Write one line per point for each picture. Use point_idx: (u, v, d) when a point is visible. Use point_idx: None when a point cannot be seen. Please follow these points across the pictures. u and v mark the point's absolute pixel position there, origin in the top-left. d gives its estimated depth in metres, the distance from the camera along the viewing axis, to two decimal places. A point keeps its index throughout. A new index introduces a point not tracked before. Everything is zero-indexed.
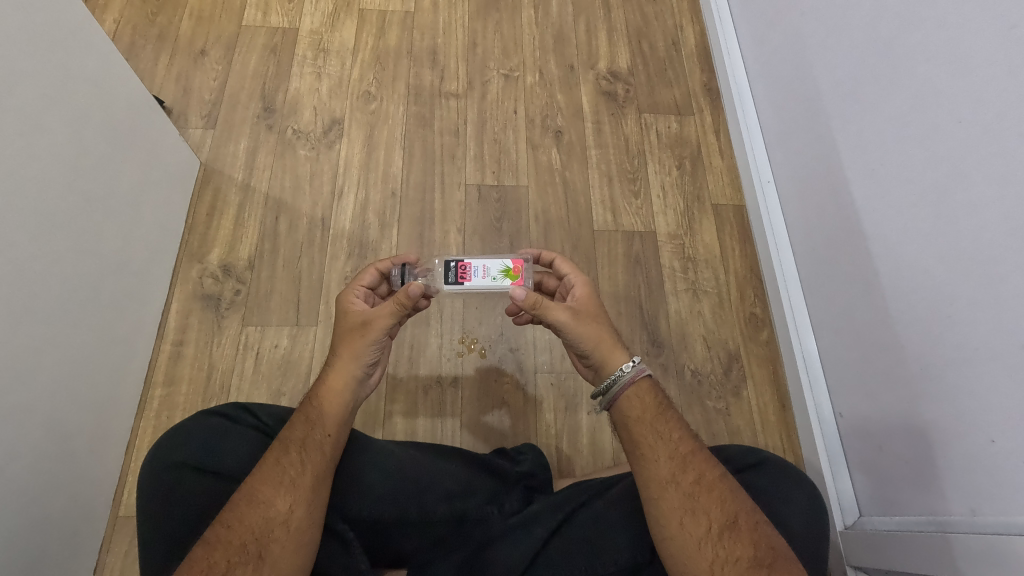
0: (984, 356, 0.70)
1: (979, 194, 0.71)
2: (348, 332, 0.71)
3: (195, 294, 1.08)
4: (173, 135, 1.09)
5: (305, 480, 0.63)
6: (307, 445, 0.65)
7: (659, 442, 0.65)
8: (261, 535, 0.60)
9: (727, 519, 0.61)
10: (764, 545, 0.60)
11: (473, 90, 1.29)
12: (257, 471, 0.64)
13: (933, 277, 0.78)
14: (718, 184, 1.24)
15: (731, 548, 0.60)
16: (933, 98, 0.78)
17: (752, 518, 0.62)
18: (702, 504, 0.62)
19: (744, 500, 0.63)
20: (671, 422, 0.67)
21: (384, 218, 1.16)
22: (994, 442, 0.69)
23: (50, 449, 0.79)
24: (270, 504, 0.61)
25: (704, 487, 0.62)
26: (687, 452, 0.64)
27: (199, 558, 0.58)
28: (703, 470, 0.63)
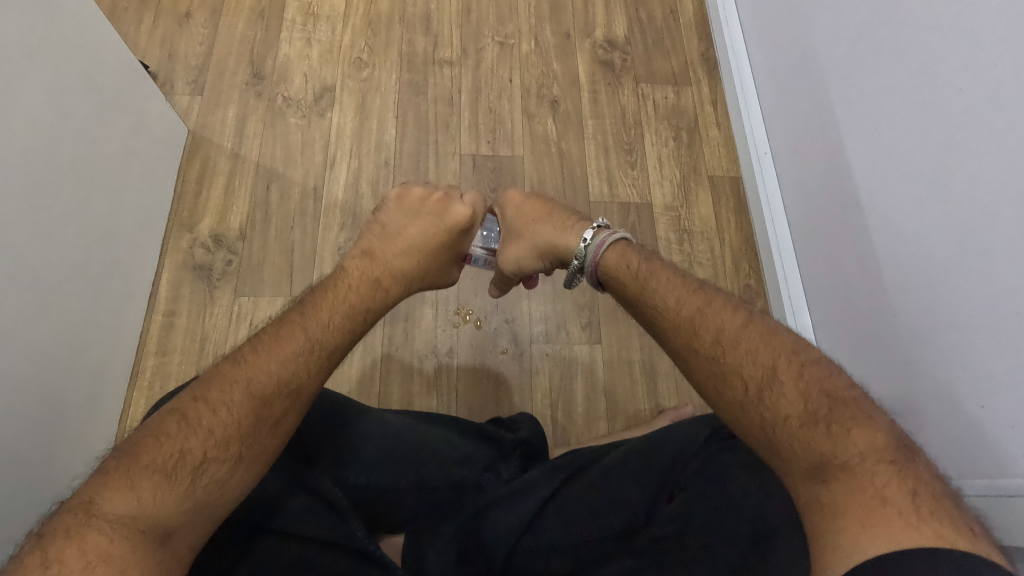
0: (976, 323, 0.71)
1: (981, 161, 0.70)
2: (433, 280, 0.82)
3: (185, 264, 1.06)
4: (159, 102, 1.06)
5: (306, 388, 0.59)
6: (325, 350, 0.61)
7: (671, 305, 0.59)
8: (248, 434, 0.53)
9: (764, 371, 0.51)
10: (817, 389, 0.48)
11: (467, 57, 1.26)
12: (258, 353, 0.57)
13: (929, 244, 0.78)
14: (714, 156, 1.24)
15: (777, 403, 0.49)
16: (933, 64, 0.78)
17: (796, 363, 0.51)
18: (729, 366, 0.53)
19: (784, 342, 0.53)
20: (665, 279, 0.63)
21: (377, 187, 1.14)
22: (983, 408, 0.70)
23: (39, 417, 0.78)
24: (269, 402, 0.55)
25: (727, 345, 0.54)
26: (691, 311, 0.58)
27: (169, 436, 0.50)
28: (719, 325, 0.55)
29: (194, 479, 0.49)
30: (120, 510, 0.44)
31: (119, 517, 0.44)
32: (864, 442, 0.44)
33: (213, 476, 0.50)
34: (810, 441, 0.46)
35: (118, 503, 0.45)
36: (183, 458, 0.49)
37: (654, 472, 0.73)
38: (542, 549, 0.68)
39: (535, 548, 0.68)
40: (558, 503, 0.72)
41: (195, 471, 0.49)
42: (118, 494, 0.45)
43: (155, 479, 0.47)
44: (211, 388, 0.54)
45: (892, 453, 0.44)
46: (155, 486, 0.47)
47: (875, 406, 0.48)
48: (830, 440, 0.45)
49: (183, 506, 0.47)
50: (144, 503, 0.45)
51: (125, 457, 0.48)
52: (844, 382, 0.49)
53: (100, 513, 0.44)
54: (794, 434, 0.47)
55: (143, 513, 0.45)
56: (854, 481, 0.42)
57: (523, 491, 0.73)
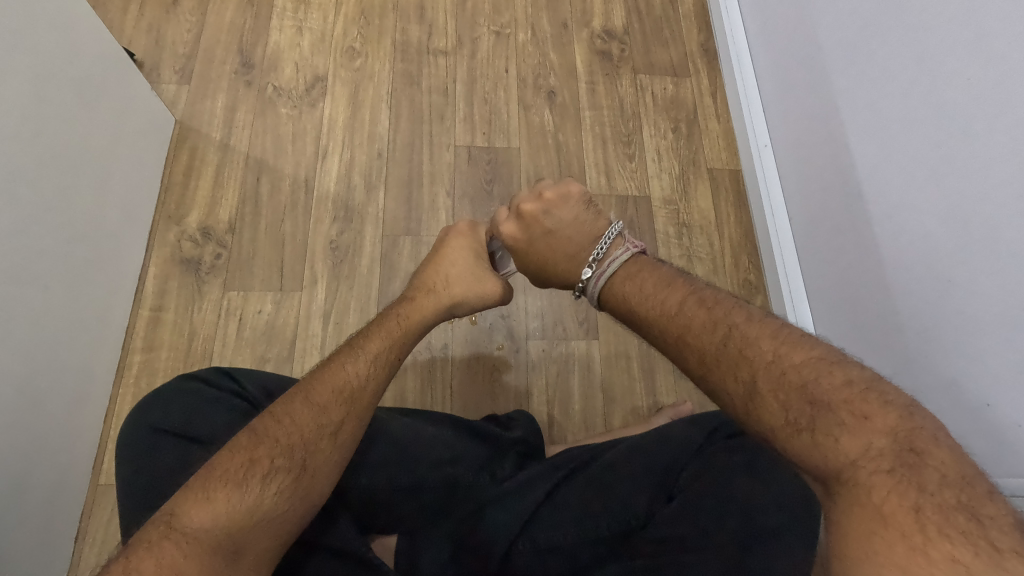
0: (984, 319, 0.69)
1: (989, 154, 0.68)
2: (459, 284, 0.75)
3: (173, 258, 1.04)
4: (145, 91, 1.03)
5: (364, 395, 0.59)
6: (375, 358, 0.63)
7: (658, 338, 0.55)
8: (309, 443, 0.54)
9: (744, 387, 0.45)
10: (797, 394, 0.42)
11: (463, 47, 1.24)
12: (318, 372, 0.60)
13: (936, 239, 0.76)
14: (714, 149, 1.22)
15: (760, 417, 0.43)
16: (944, 51, 0.75)
17: (776, 372, 0.44)
18: (715, 384, 0.48)
19: (764, 349, 0.45)
20: (654, 299, 0.57)
21: (370, 179, 1.12)
22: (990, 406, 0.69)
23: (22, 415, 0.76)
24: (328, 412, 0.56)
25: (709, 365, 0.48)
26: (671, 337, 0.53)
27: (239, 450, 0.52)
28: (698, 346, 0.50)
29: (262, 488, 0.50)
30: (199, 522, 0.46)
31: (199, 529, 0.46)
32: (855, 449, 0.38)
33: (280, 484, 0.51)
34: (801, 456, 0.41)
35: (197, 514, 0.47)
36: (252, 468, 0.51)
37: (657, 471, 0.71)
38: (536, 551, 0.66)
39: (530, 549, 0.66)
40: (555, 503, 0.70)
41: (264, 480, 0.51)
42: (197, 507, 0.47)
43: (228, 489, 0.49)
44: (278, 403, 0.56)
45: (894, 462, 0.37)
46: (228, 495, 0.48)
47: (877, 402, 0.40)
48: (817, 453, 0.40)
49: (252, 516, 0.49)
50: (220, 514, 0.47)
51: (203, 472, 0.50)
52: (835, 381, 0.41)
53: (181, 525, 0.46)
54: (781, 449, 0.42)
55: (219, 525, 0.47)
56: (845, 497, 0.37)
57: (519, 490, 0.72)
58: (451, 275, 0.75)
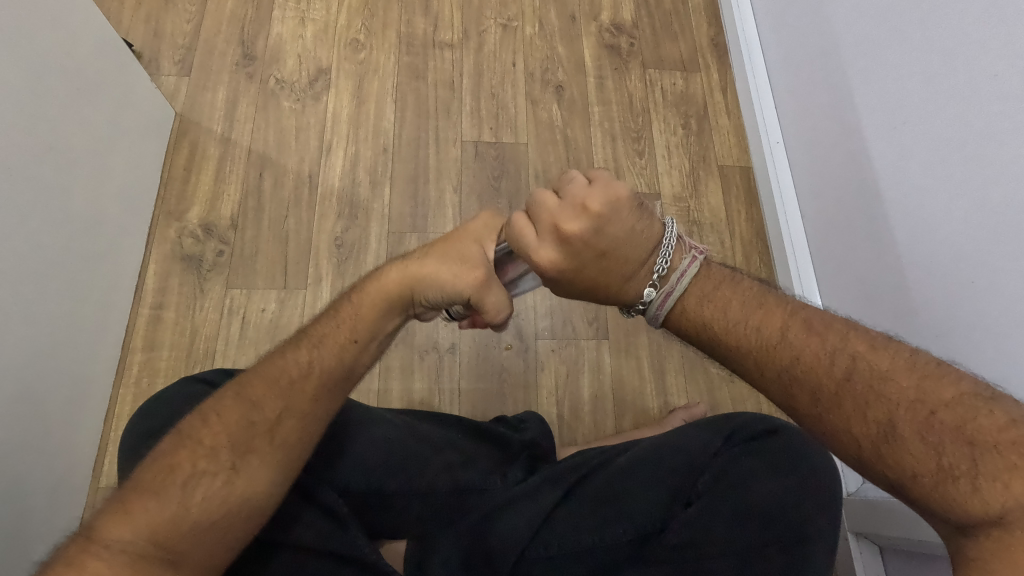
0: (1007, 330, 0.67)
1: (1010, 156, 0.66)
2: (432, 259, 0.59)
3: (174, 255, 1.02)
4: (144, 83, 1.00)
5: (304, 386, 0.55)
6: (323, 343, 0.57)
7: (750, 370, 0.46)
8: (237, 442, 0.51)
9: (877, 428, 0.39)
10: (954, 434, 0.37)
11: (469, 40, 1.21)
12: (259, 366, 0.56)
13: (965, 247, 0.73)
14: (724, 146, 1.20)
15: (901, 461, 0.38)
16: (974, 50, 0.72)
17: (922, 412, 0.38)
18: (834, 423, 0.42)
19: (901, 381, 0.40)
20: (745, 329, 0.47)
21: (375, 175, 1.09)
22: None
23: (20, 418, 0.74)
24: (258, 407, 0.53)
25: (829, 404, 0.42)
26: (776, 376, 0.45)
27: (162, 456, 0.50)
28: (812, 381, 0.43)
29: (182, 495, 0.48)
30: (117, 535, 0.45)
31: (115, 543, 0.44)
32: (1023, 495, 0.34)
33: (205, 490, 0.49)
34: (949, 502, 0.36)
35: (116, 528, 0.45)
36: (171, 474, 0.49)
37: (673, 473, 0.70)
38: (551, 557, 0.64)
39: (548, 554, 0.64)
40: (568, 508, 0.68)
41: (185, 486, 0.48)
42: (113, 520, 0.45)
43: (145, 500, 0.47)
44: (209, 404, 0.54)
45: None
46: (147, 507, 0.47)
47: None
48: (978, 499, 0.35)
49: (177, 525, 0.47)
50: (138, 526, 0.46)
51: (128, 484, 0.49)
52: (996, 420, 0.36)
53: (99, 540, 0.45)
54: (927, 493, 0.37)
55: (139, 536, 0.45)
56: (1011, 545, 0.33)
57: (529, 493, 0.70)
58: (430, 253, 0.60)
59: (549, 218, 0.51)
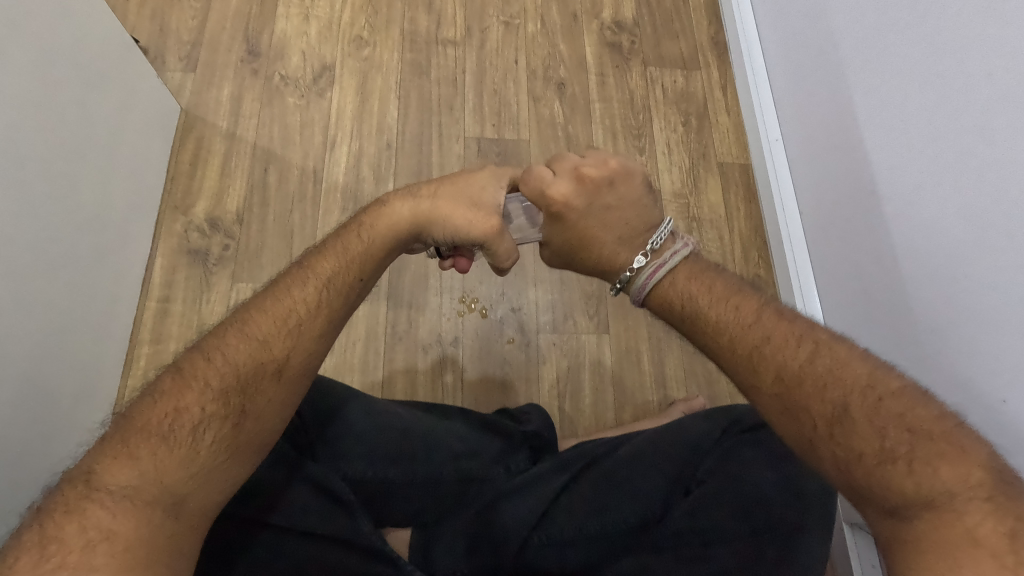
0: (1003, 318, 0.68)
1: (1006, 150, 0.68)
2: (445, 200, 0.63)
3: (181, 249, 1.03)
4: (150, 78, 1.01)
5: (311, 328, 0.54)
6: (329, 282, 0.57)
7: (723, 347, 0.53)
8: (248, 384, 0.50)
9: (833, 408, 0.45)
10: (895, 421, 0.43)
11: (472, 37, 1.22)
12: (259, 300, 0.54)
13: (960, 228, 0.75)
14: (724, 143, 1.21)
15: (850, 441, 0.44)
16: (966, 41, 0.73)
17: (871, 397, 0.45)
18: (795, 403, 0.47)
19: (857, 371, 0.46)
20: (724, 308, 0.54)
21: (378, 170, 1.11)
22: (1002, 402, 0.68)
23: (29, 408, 0.75)
24: (267, 345, 0.52)
25: (792, 382, 0.48)
26: (747, 354, 0.51)
27: (163, 397, 0.47)
28: (779, 361, 0.49)
29: (193, 440, 0.46)
30: (120, 480, 0.43)
31: (120, 488, 0.43)
32: (954, 478, 0.39)
33: (215, 435, 0.48)
34: (887, 482, 0.41)
35: (118, 472, 0.43)
36: (179, 418, 0.47)
37: (673, 464, 0.71)
38: (554, 545, 0.66)
39: (548, 543, 0.66)
40: (571, 496, 0.70)
41: (194, 430, 0.47)
42: (115, 464, 0.43)
43: (151, 443, 0.45)
44: (207, 342, 0.51)
45: (992, 492, 0.38)
46: (154, 452, 0.45)
47: (971, 436, 0.41)
48: (912, 480, 0.40)
49: (186, 468, 0.45)
50: (146, 470, 0.44)
51: (121, 423, 0.46)
52: (929, 413, 0.43)
53: (99, 485, 0.42)
54: (870, 473, 0.42)
55: (147, 481, 0.43)
56: (939, 524, 0.38)
57: (533, 482, 0.72)
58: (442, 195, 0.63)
59: (569, 164, 0.64)
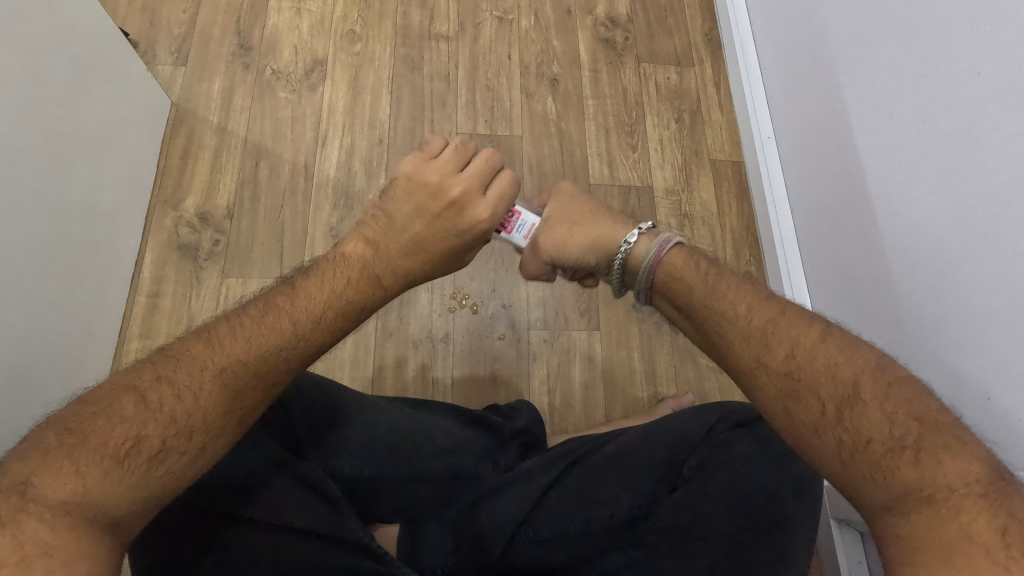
0: (992, 321, 0.68)
1: (997, 151, 0.68)
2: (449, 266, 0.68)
3: (171, 243, 1.02)
4: (140, 71, 1.01)
5: (286, 368, 0.54)
6: (314, 322, 0.56)
7: (732, 325, 0.55)
8: (213, 421, 0.49)
9: (846, 391, 0.47)
10: (905, 410, 0.45)
11: (464, 32, 1.22)
12: (240, 326, 0.53)
13: (956, 251, 0.74)
14: (717, 140, 1.21)
15: (859, 426, 0.45)
16: (966, 58, 0.72)
17: (883, 382, 0.47)
18: (806, 382, 0.49)
19: (867, 357, 0.48)
20: (732, 290, 0.57)
21: (370, 166, 1.10)
22: (988, 400, 0.69)
23: (16, 403, 0.75)
24: (239, 395, 0.50)
25: (803, 360, 0.50)
26: (759, 333, 0.53)
27: (123, 420, 0.45)
28: (793, 336, 0.51)
29: (147, 470, 0.45)
30: (61, 497, 0.41)
31: (59, 504, 0.40)
32: (956, 474, 0.41)
33: (171, 467, 0.46)
34: (892, 469, 0.43)
35: (59, 487, 0.41)
36: (137, 446, 0.45)
37: (658, 460, 0.71)
38: (542, 541, 0.66)
39: (535, 538, 0.66)
40: (557, 493, 0.70)
41: (149, 462, 0.45)
42: (62, 483, 0.41)
43: (104, 466, 0.43)
44: (177, 368, 0.49)
45: (983, 486, 0.40)
46: (105, 476, 0.43)
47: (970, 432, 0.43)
48: (917, 470, 0.42)
49: (133, 497, 0.44)
50: (89, 489, 0.42)
51: (70, 435, 0.44)
52: (933, 407, 0.45)
53: (36, 498, 0.40)
54: (876, 460, 0.44)
55: (90, 502, 0.42)
56: (935, 519, 0.40)
57: (522, 478, 0.72)
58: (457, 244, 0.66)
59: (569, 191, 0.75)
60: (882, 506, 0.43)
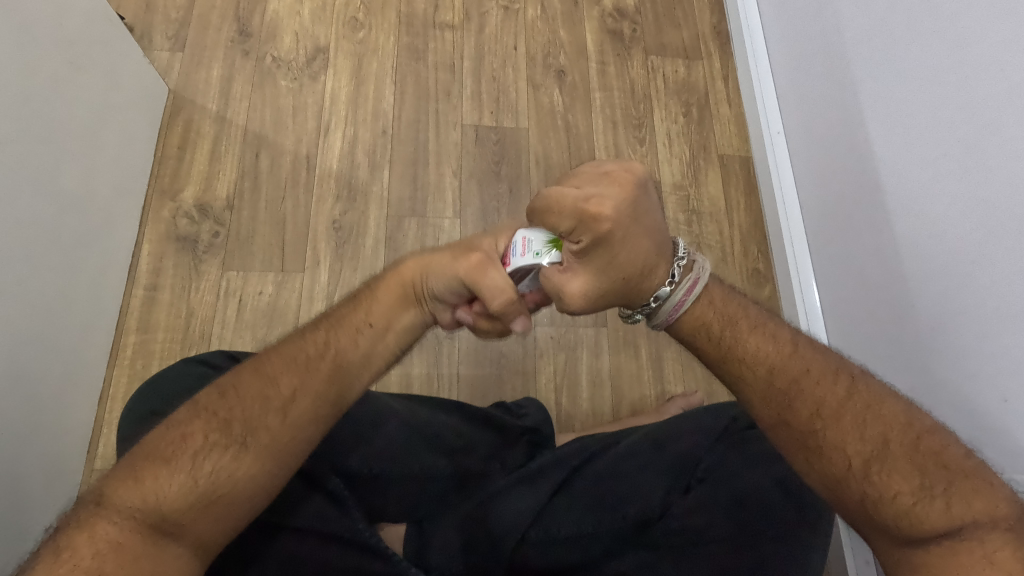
0: (1007, 320, 0.68)
1: (1018, 146, 0.66)
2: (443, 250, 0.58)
3: (169, 235, 1.00)
4: (136, 57, 0.97)
5: (322, 367, 0.52)
6: (343, 324, 0.55)
7: (752, 377, 0.49)
8: (253, 417, 0.49)
9: (874, 447, 0.44)
10: (934, 460, 0.44)
11: (470, 22, 1.19)
12: (280, 341, 0.54)
13: (969, 246, 0.73)
14: (724, 135, 1.19)
15: (887, 481, 0.43)
16: (990, 52, 0.70)
17: (910, 436, 0.45)
18: (830, 440, 0.46)
19: (894, 410, 0.46)
20: (754, 343, 0.50)
21: (373, 158, 1.08)
22: (1007, 402, 0.68)
23: (14, 399, 0.73)
24: (276, 383, 0.51)
25: (830, 417, 0.46)
26: (782, 390, 0.48)
27: (175, 424, 0.48)
28: (818, 397, 0.47)
29: (194, 466, 0.46)
30: (128, 501, 0.43)
31: (126, 509, 0.43)
32: (983, 510, 0.42)
33: (215, 464, 0.47)
34: (919, 519, 0.42)
35: (123, 494, 0.44)
36: (183, 444, 0.47)
37: (671, 462, 0.70)
38: (554, 541, 0.65)
39: (550, 538, 0.65)
40: (571, 492, 0.69)
41: (195, 457, 0.46)
42: (123, 485, 0.44)
43: (154, 467, 0.45)
44: (227, 375, 0.52)
45: (1009, 522, 0.41)
46: (157, 477, 0.45)
47: (992, 473, 0.44)
48: (947, 513, 0.42)
49: (185, 498, 0.45)
50: (148, 494, 0.44)
51: (135, 451, 0.47)
52: (960, 449, 0.45)
53: (109, 504, 0.43)
54: (904, 512, 0.42)
55: (148, 505, 0.44)
56: (960, 552, 0.40)
57: (534, 477, 0.71)
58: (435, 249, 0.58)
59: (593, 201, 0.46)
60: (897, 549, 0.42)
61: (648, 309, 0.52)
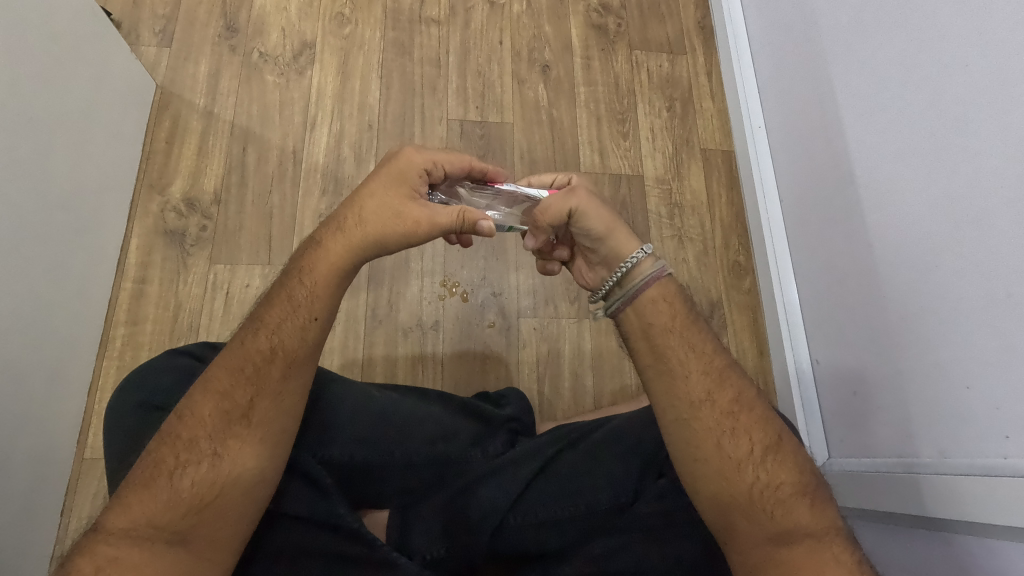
0: (966, 313, 0.70)
1: (982, 142, 0.68)
2: (371, 215, 0.61)
3: (157, 229, 1.01)
4: (124, 53, 0.99)
5: (273, 370, 0.58)
6: (284, 326, 0.59)
7: (691, 364, 0.58)
8: (218, 431, 0.55)
9: (771, 439, 0.55)
10: (809, 467, 0.55)
11: (455, 17, 1.20)
12: (223, 355, 0.59)
13: (932, 238, 0.75)
14: (707, 129, 1.21)
15: (777, 471, 0.54)
16: (954, 53, 0.73)
17: (795, 444, 0.56)
18: (742, 425, 0.55)
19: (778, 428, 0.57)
20: (700, 333, 0.59)
21: (360, 152, 1.09)
22: (969, 389, 0.70)
23: (4, 390, 0.74)
24: (230, 396, 0.56)
25: (743, 407, 0.56)
26: (717, 371, 0.58)
27: (149, 453, 0.54)
28: (740, 387, 0.57)
29: (172, 484, 0.53)
30: (119, 524, 0.51)
31: (120, 530, 0.50)
32: (833, 518, 0.52)
33: (194, 477, 0.53)
34: (791, 513, 0.52)
35: (116, 518, 0.51)
36: (156, 469, 0.53)
37: (646, 447, 0.72)
38: (532, 525, 0.67)
39: (525, 524, 0.67)
40: (550, 477, 0.71)
41: (172, 476, 0.53)
42: (116, 513, 0.51)
43: (137, 493, 0.52)
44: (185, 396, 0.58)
45: (846, 529, 0.52)
46: (142, 500, 0.52)
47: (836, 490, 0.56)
48: (811, 513, 0.52)
49: (169, 511, 0.52)
50: (137, 517, 0.51)
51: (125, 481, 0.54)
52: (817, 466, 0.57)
53: (105, 527, 0.51)
54: (784, 499, 0.53)
55: (139, 523, 0.51)
56: (817, 546, 0.50)
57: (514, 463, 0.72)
58: (365, 210, 0.61)
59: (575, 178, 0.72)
60: (759, 542, 0.51)
61: (623, 271, 0.62)
